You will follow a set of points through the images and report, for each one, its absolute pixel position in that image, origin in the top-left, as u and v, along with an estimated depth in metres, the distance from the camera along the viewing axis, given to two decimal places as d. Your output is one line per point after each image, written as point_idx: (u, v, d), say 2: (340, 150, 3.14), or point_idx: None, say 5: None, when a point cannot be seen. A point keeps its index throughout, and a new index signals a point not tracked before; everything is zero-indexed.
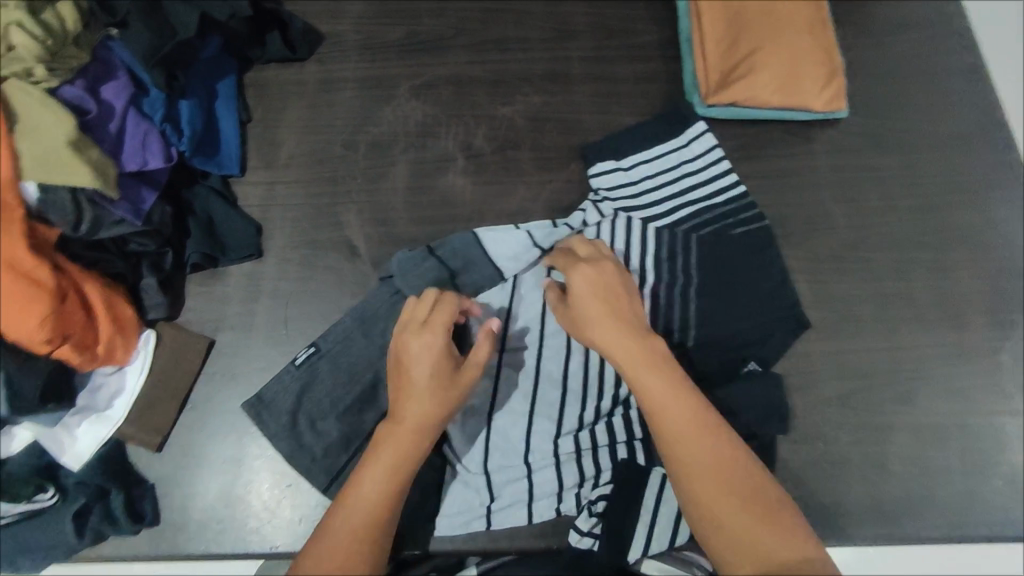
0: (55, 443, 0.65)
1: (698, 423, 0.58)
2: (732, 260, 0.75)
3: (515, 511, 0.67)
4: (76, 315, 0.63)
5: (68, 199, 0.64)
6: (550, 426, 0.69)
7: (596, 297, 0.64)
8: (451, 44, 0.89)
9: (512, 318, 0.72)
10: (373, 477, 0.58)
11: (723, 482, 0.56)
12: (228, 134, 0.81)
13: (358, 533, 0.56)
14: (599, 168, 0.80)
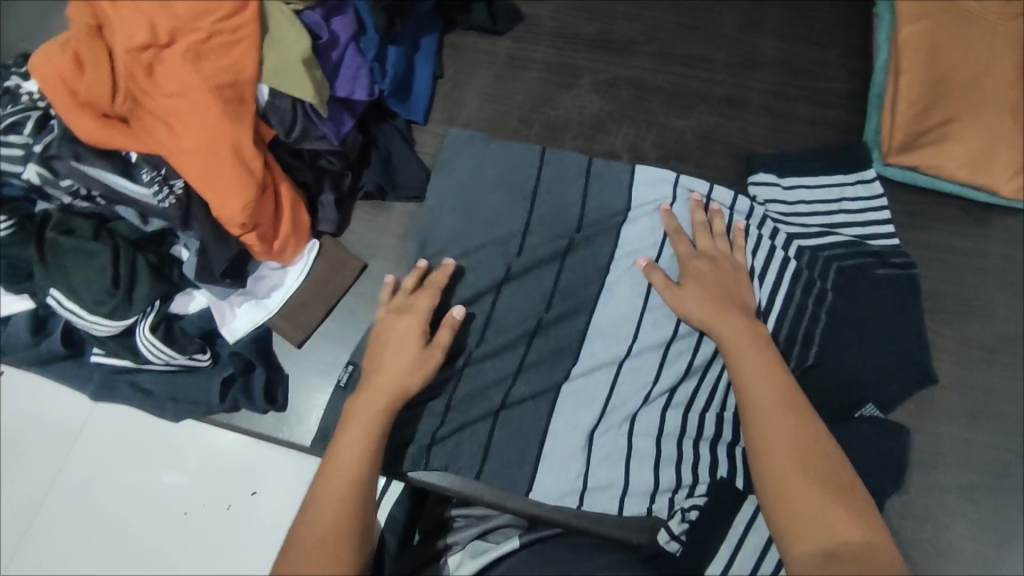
0: (220, 313, 0.73)
1: (787, 403, 0.59)
2: (882, 319, 0.73)
3: (609, 499, 0.69)
4: (267, 209, 0.71)
5: (289, 107, 0.72)
6: (657, 427, 0.71)
7: (710, 281, 0.69)
8: (639, 49, 0.91)
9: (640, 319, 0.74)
10: (324, 501, 0.58)
11: (805, 465, 0.56)
12: (421, 85, 0.88)
13: (338, 531, 0.56)
14: (761, 177, 0.81)
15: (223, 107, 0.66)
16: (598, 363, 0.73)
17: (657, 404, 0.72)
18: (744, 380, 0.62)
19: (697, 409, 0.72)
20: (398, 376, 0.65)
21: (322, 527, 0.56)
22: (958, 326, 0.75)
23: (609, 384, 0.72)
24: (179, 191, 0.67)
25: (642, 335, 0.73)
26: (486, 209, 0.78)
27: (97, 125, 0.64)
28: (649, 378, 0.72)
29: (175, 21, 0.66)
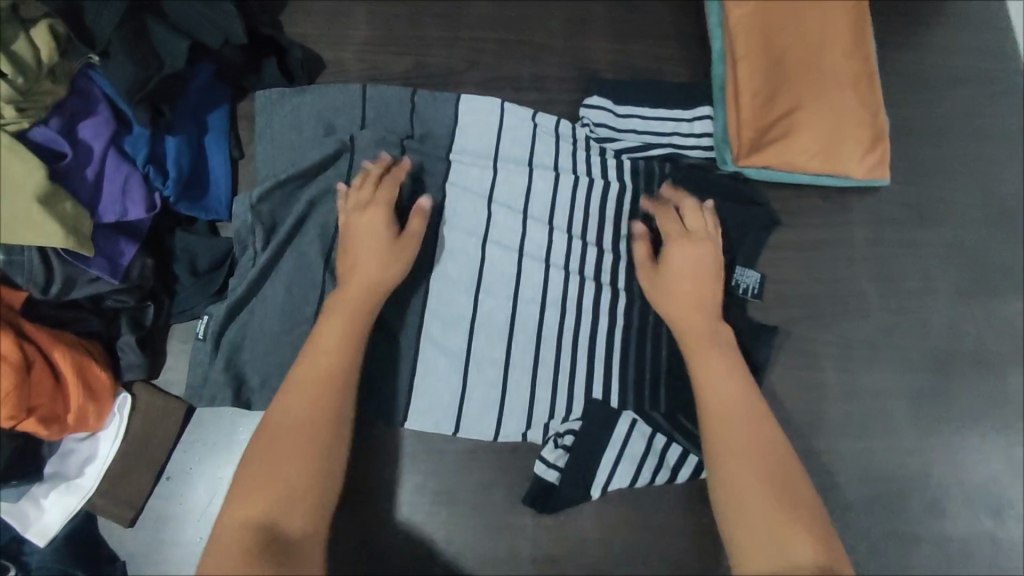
0: (19, 517, 0.61)
1: (758, 421, 0.57)
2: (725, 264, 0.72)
3: (485, 424, 0.67)
4: (41, 384, 0.59)
5: (38, 259, 0.59)
6: (532, 342, 0.69)
7: (692, 276, 0.65)
8: (462, 79, 0.82)
9: (488, 225, 0.71)
10: (291, 408, 0.55)
11: (767, 485, 0.54)
12: (218, 175, 0.76)
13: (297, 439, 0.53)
14: (594, 100, 0.78)
15: None
16: (462, 269, 0.69)
17: (530, 303, 0.70)
18: (702, 378, 0.61)
19: (568, 306, 0.70)
20: (346, 343, 0.58)
21: (280, 439, 0.53)
22: (834, 326, 0.72)
23: (478, 295, 0.69)
24: None
25: (497, 256, 0.70)
26: (313, 149, 0.72)
27: None
28: (513, 288, 0.70)
29: None
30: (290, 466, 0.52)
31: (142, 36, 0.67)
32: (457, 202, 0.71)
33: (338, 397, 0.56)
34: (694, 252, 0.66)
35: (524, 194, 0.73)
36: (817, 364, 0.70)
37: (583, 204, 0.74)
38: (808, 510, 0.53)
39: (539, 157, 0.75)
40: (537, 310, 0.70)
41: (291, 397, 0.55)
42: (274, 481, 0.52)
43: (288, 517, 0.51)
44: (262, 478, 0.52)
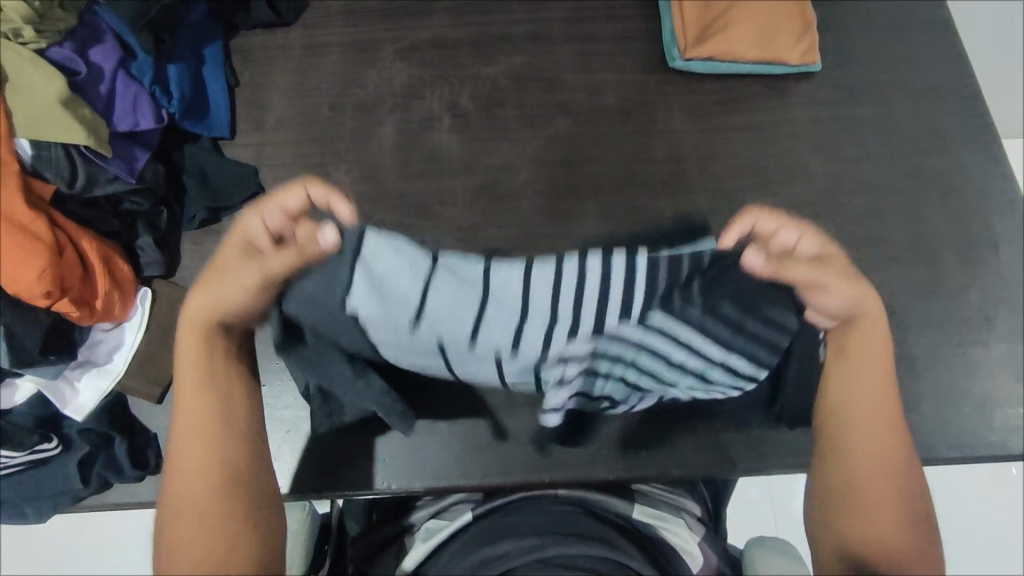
0: (57, 395, 0.67)
1: (888, 438, 0.58)
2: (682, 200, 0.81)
3: (499, 367, 0.65)
4: (73, 268, 0.65)
5: (63, 156, 0.65)
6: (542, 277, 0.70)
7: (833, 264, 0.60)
8: (433, 7, 0.89)
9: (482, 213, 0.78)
10: (191, 423, 0.55)
11: (897, 504, 0.56)
12: (217, 98, 0.82)
13: (209, 458, 0.54)
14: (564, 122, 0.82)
15: None
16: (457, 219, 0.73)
17: (531, 250, 0.73)
18: (840, 374, 0.60)
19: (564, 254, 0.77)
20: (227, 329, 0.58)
21: (195, 449, 0.54)
22: (782, 194, 0.80)
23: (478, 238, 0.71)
24: None
25: (486, 193, 0.74)
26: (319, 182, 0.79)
27: None
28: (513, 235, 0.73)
29: None
30: (207, 499, 0.53)
31: None
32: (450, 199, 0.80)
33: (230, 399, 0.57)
34: (825, 242, 0.59)
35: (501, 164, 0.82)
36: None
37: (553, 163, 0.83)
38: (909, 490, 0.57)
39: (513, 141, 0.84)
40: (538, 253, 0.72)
41: (187, 416, 0.56)
42: (197, 506, 0.52)
43: (223, 557, 0.51)
44: (197, 505, 0.53)
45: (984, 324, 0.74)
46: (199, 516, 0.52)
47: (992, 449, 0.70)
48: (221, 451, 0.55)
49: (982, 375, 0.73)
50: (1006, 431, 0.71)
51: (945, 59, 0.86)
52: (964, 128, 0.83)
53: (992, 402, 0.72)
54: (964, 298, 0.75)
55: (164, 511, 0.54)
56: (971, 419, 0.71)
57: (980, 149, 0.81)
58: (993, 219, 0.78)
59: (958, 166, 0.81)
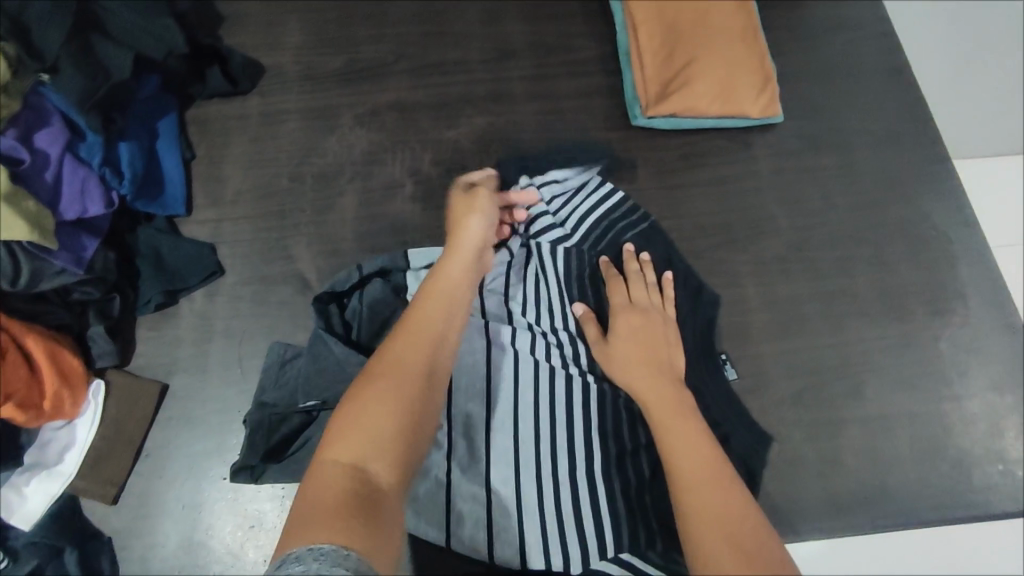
0: (3, 504, 0.63)
1: (714, 479, 0.55)
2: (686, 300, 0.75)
3: (477, 526, 0.66)
4: (16, 371, 0.62)
5: (4, 253, 0.62)
6: (510, 428, 0.70)
7: (637, 340, 0.69)
8: (393, 69, 0.88)
9: (456, 380, 0.71)
10: (390, 359, 0.54)
11: (738, 539, 0.50)
12: (172, 174, 0.80)
13: (405, 384, 0.53)
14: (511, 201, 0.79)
15: None
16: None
17: (504, 397, 0.71)
18: (663, 419, 0.62)
19: (538, 389, 0.72)
20: (447, 320, 0.59)
21: (391, 377, 0.53)
22: (750, 250, 0.79)
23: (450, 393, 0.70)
24: None
25: (466, 393, 0.70)
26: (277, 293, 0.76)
27: None
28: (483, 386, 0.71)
29: None
30: (394, 406, 0.51)
31: (88, 51, 0.72)
32: None
33: (440, 357, 0.57)
34: (638, 318, 0.70)
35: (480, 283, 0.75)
36: (741, 286, 0.77)
37: (531, 284, 0.76)
38: (750, 529, 0.51)
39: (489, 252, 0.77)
40: (508, 403, 0.71)
41: (387, 356, 0.55)
42: (363, 428, 0.49)
43: (373, 459, 0.48)
44: (361, 419, 0.50)
45: (956, 376, 0.74)
46: (373, 429, 0.50)
47: (971, 508, 0.69)
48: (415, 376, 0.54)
49: (957, 430, 0.72)
50: (983, 488, 0.70)
51: (903, 106, 0.87)
52: (925, 176, 0.83)
53: (969, 458, 0.71)
54: (935, 351, 0.75)
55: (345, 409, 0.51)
56: (949, 478, 0.70)
57: (941, 196, 0.82)
58: (959, 268, 0.78)
59: (921, 214, 0.81)
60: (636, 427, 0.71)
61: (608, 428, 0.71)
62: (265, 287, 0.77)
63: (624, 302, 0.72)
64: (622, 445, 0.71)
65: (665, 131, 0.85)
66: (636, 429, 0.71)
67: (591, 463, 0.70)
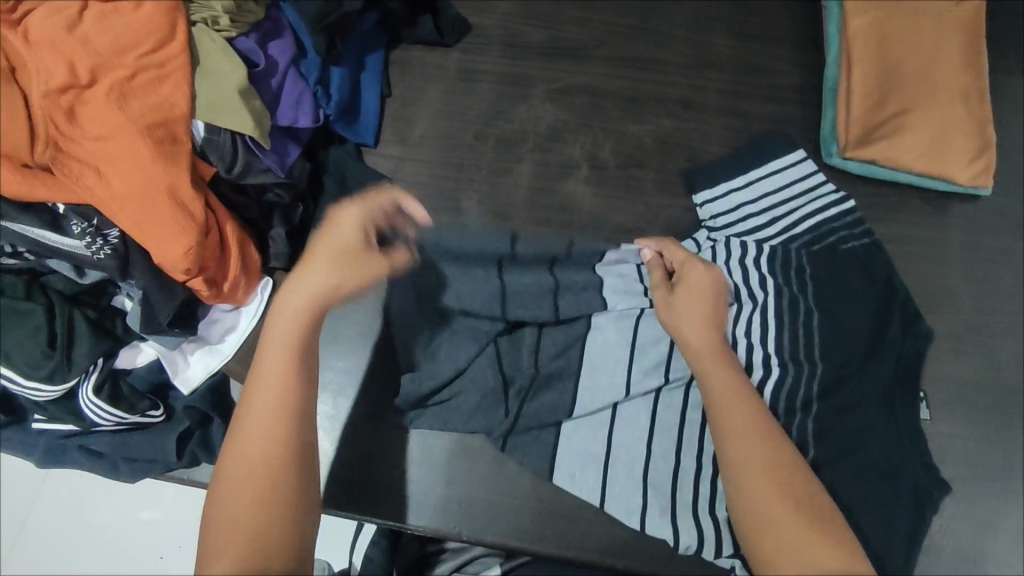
0: (171, 364, 0.69)
1: (769, 449, 0.58)
2: (862, 346, 0.72)
3: (633, 492, 0.68)
4: (214, 250, 0.67)
5: (229, 142, 0.68)
6: (679, 406, 0.70)
7: (702, 301, 0.68)
8: (591, 54, 0.89)
9: (635, 350, 0.71)
10: (257, 407, 0.56)
11: (790, 501, 0.55)
12: (369, 106, 0.84)
13: (273, 454, 0.55)
14: (711, 197, 0.80)
15: (156, 149, 0.62)
16: (614, 339, 0.72)
17: (677, 379, 0.71)
18: (708, 374, 0.64)
19: None
20: (295, 366, 0.58)
21: (257, 447, 0.55)
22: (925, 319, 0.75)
23: (628, 363, 0.71)
24: (115, 240, 0.63)
25: (646, 358, 0.71)
26: None
27: (17, 177, 0.58)
28: (662, 360, 0.71)
29: (97, 58, 0.62)
30: (267, 479, 0.53)
31: None
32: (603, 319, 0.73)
33: (297, 418, 0.57)
34: (703, 282, 0.69)
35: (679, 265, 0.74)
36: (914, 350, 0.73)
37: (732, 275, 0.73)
38: (812, 504, 0.55)
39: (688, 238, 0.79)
40: (683, 381, 0.71)
41: (254, 399, 0.57)
42: (242, 511, 0.52)
43: (251, 538, 0.51)
44: (240, 498, 0.52)
45: None
46: (247, 510, 0.52)
47: None
48: (284, 437, 0.55)
49: None
50: None
51: None
52: None
53: None
54: None
55: (213, 510, 0.53)
56: None
57: None
58: None
59: None
60: (807, 442, 0.68)
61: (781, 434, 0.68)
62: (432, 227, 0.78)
63: (683, 260, 0.72)
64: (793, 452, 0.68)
65: (858, 176, 0.82)
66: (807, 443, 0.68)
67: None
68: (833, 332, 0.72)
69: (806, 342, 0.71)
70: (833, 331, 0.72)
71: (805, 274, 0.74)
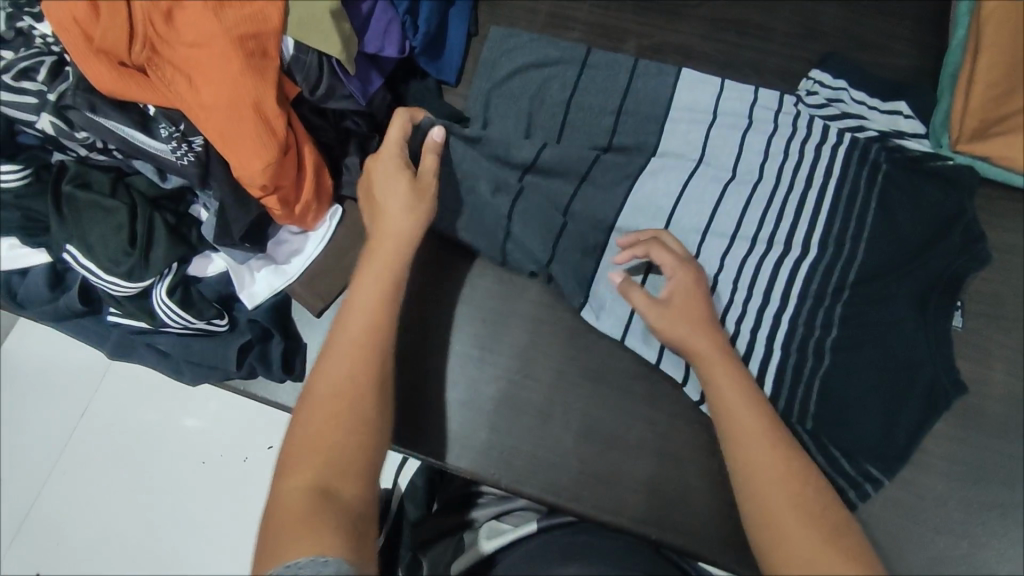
0: (239, 277, 0.70)
1: (775, 444, 0.57)
2: (901, 254, 0.72)
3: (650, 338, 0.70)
4: (291, 171, 0.67)
5: (315, 62, 0.68)
6: (714, 267, 0.73)
7: (685, 301, 0.65)
8: (690, 12, 0.84)
9: (680, 204, 0.74)
10: (366, 287, 0.61)
11: (800, 501, 0.54)
12: (455, 42, 0.82)
13: (367, 328, 0.59)
14: (820, 75, 0.79)
15: (246, 62, 0.62)
16: (666, 190, 0.75)
17: (720, 235, 0.74)
18: (715, 384, 0.61)
19: (757, 241, 0.74)
20: (401, 223, 0.64)
21: (360, 315, 0.59)
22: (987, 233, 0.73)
23: (674, 216, 0.74)
24: (198, 148, 0.64)
25: (693, 207, 0.74)
26: (513, 122, 0.78)
27: (115, 75, 0.60)
28: (704, 220, 0.74)
29: None
30: (357, 357, 0.57)
31: None
32: (664, 163, 0.76)
33: (392, 276, 0.62)
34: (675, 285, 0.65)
35: (740, 140, 0.76)
36: (967, 267, 0.71)
37: (793, 150, 0.76)
38: (825, 511, 0.54)
39: (762, 105, 0.78)
40: (725, 235, 0.74)
41: (359, 288, 0.61)
42: (341, 399, 0.55)
43: (342, 480, 0.51)
44: (339, 384, 0.56)
45: None
46: (344, 397, 0.55)
47: None
48: (372, 316, 0.59)
49: None
50: None
51: None
52: None
53: None
54: None
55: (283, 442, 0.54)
56: None
57: None
58: None
59: None
60: (831, 323, 0.72)
61: (800, 319, 0.72)
62: (505, 101, 0.79)
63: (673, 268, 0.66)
64: (811, 334, 0.72)
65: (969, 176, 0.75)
66: (822, 353, 0.71)
67: (771, 341, 0.71)
68: (870, 303, 0.71)
69: (852, 227, 0.74)
70: (871, 304, 0.71)
71: (872, 180, 0.75)
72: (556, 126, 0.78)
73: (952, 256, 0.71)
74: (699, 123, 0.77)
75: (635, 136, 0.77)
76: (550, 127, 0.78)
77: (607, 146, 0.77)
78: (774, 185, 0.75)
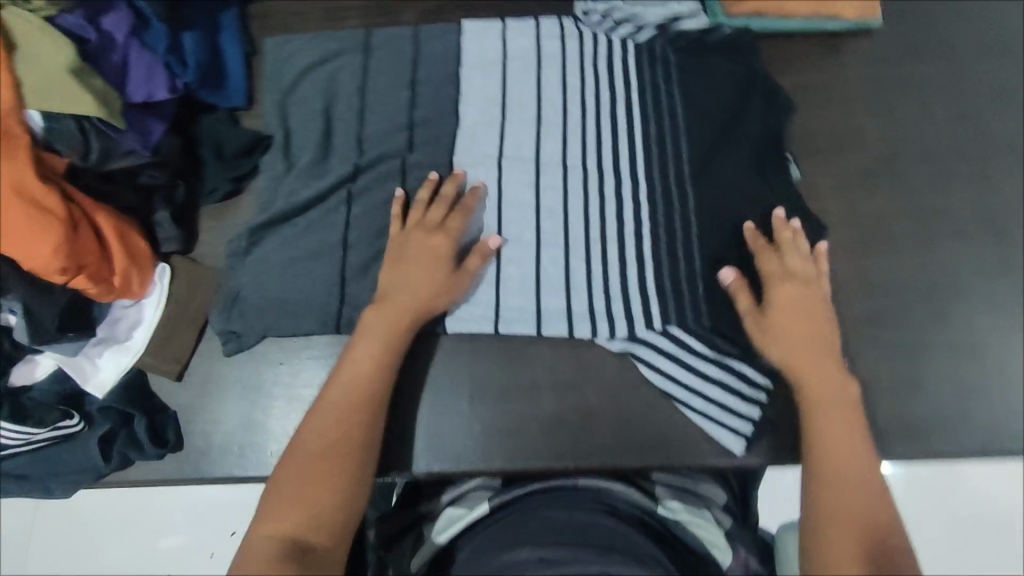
0: (79, 371, 0.67)
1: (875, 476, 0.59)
2: (716, 129, 0.74)
3: (526, 302, 0.70)
4: (89, 244, 0.62)
5: (75, 128, 0.63)
6: (558, 208, 0.72)
7: (799, 315, 0.66)
8: None
9: (501, 155, 0.74)
10: (363, 350, 0.64)
11: (862, 533, 0.56)
12: (233, 66, 0.79)
13: (367, 382, 0.62)
14: None
15: None
16: (486, 148, 0.75)
17: (550, 166, 0.74)
18: (821, 418, 0.62)
19: (585, 163, 0.74)
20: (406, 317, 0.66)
21: (358, 372, 0.63)
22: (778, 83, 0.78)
23: (499, 173, 0.74)
24: None
25: (514, 152, 0.74)
26: (313, 126, 0.76)
27: None
28: (533, 162, 0.74)
29: None
30: (346, 414, 0.60)
31: None
32: (471, 123, 0.75)
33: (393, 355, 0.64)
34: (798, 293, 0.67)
35: (535, 77, 0.77)
36: (775, 120, 0.75)
37: (588, 69, 0.77)
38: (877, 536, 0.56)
39: (546, 36, 0.78)
40: (557, 166, 0.74)
41: (359, 347, 0.64)
42: (322, 451, 0.58)
43: (313, 529, 0.54)
44: (323, 444, 0.58)
45: None
46: (323, 451, 0.58)
47: None
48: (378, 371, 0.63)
49: None
50: None
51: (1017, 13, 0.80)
52: None
53: None
54: None
55: (282, 468, 0.58)
56: None
57: None
58: None
59: None
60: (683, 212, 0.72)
61: (652, 218, 0.72)
62: (301, 105, 0.77)
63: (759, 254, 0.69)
64: (672, 232, 0.71)
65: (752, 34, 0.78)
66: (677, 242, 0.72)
67: (638, 249, 0.71)
68: (704, 182, 0.73)
69: (666, 117, 0.75)
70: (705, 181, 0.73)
71: (667, 71, 0.77)
72: (354, 118, 0.76)
73: (761, 117, 0.74)
74: (491, 72, 0.77)
75: (435, 104, 0.76)
76: (349, 125, 0.76)
77: (407, 118, 0.76)
78: (582, 104, 0.76)
